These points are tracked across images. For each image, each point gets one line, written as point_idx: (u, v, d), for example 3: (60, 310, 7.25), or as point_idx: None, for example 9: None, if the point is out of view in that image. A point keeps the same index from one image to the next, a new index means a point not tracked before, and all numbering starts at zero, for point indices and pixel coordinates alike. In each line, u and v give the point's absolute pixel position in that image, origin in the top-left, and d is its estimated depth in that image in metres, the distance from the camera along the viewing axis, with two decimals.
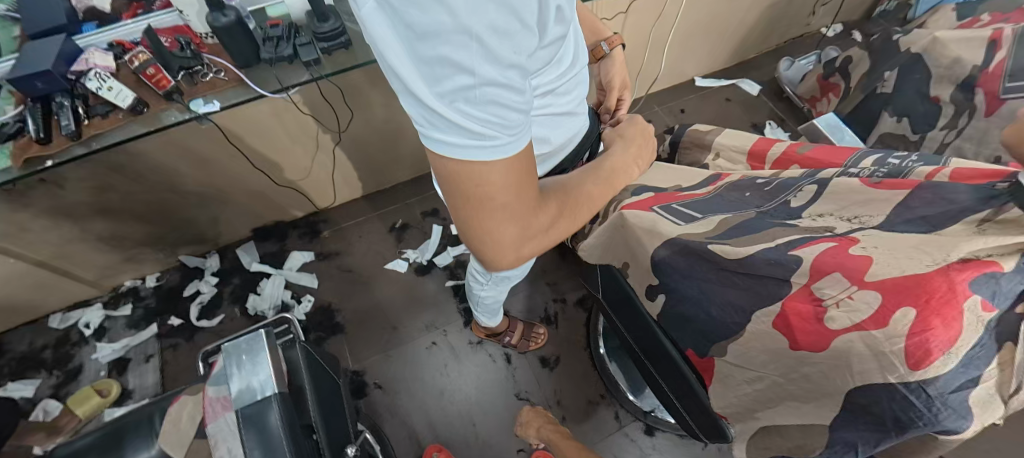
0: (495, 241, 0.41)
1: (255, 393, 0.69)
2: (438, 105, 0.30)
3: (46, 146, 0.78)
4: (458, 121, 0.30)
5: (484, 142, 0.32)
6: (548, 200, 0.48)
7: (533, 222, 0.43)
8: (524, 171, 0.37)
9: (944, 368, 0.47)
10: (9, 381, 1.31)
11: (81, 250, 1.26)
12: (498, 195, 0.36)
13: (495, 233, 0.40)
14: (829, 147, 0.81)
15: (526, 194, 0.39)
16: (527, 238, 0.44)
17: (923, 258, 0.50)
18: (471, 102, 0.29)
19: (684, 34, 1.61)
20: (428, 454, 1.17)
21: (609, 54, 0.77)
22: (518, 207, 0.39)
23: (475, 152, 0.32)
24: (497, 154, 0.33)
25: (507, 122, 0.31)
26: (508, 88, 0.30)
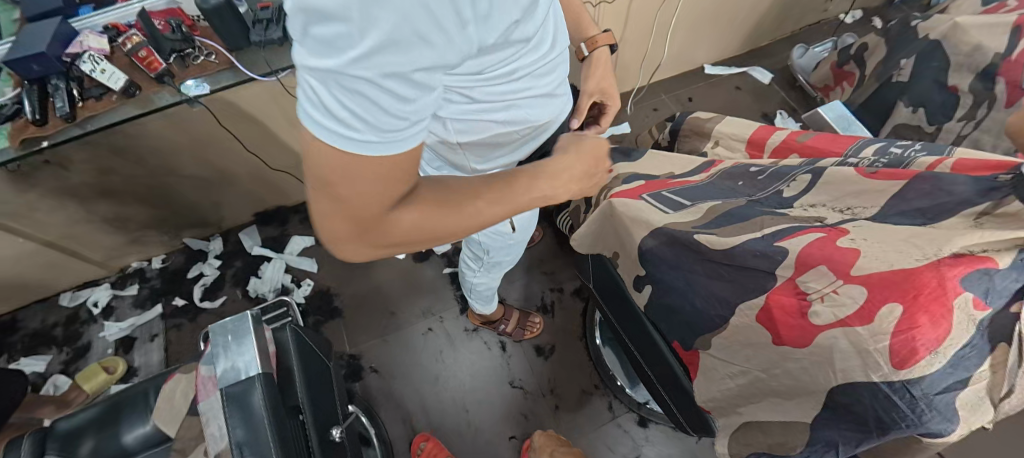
0: (334, 232, 0.36)
1: (239, 373, 0.70)
2: (310, 79, 0.25)
3: (42, 128, 0.77)
4: (324, 103, 0.25)
5: (345, 133, 0.26)
6: (436, 209, 0.41)
7: (389, 229, 0.37)
8: (385, 178, 0.31)
9: (931, 368, 0.45)
10: (21, 356, 1.35)
11: (88, 231, 1.27)
12: (340, 189, 0.31)
13: (334, 224, 0.34)
14: (830, 135, 0.78)
15: (382, 201, 0.33)
16: (379, 242, 0.38)
17: (912, 252, 0.47)
18: (340, 88, 0.25)
19: (694, 20, 1.56)
20: (417, 443, 1.18)
21: (589, 57, 0.76)
22: (367, 211, 0.33)
23: (331, 137, 0.27)
24: (355, 150, 0.27)
25: (381, 126, 0.26)
26: (392, 93, 0.26)
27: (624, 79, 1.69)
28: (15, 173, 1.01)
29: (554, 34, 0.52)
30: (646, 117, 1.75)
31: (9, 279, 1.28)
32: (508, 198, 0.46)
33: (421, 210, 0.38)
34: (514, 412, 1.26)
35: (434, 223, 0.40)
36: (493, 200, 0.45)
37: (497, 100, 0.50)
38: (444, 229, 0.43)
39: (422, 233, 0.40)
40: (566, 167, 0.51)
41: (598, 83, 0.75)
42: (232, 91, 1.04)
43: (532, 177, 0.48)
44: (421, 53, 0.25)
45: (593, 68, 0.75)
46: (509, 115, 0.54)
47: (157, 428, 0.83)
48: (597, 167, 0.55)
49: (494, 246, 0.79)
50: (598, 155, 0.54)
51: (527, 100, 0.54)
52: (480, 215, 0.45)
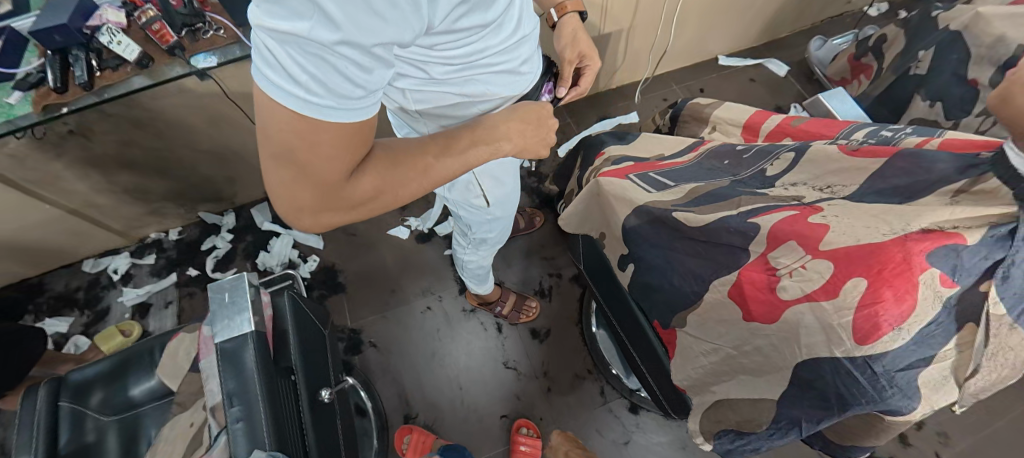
0: (290, 201, 0.38)
1: (233, 330, 0.72)
2: (268, 41, 0.28)
3: (63, 95, 0.81)
4: (282, 66, 0.28)
5: (301, 95, 0.29)
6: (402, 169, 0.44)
7: (346, 197, 0.39)
8: (341, 142, 0.33)
9: (893, 344, 0.45)
10: (46, 316, 1.43)
11: (110, 201, 1.34)
12: (299, 155, 0.33)
13: (299, 195, 0.37)
14: (823, 119, 0.77)
15: (339, 168, 0.36)
16: (332, 210, 0.40)
17: (880, 228, 0.48)
18: (300, 51, 0.27)
19: (709, 9, 1.53)
20: (401, 436, 1.21)
21: (559, 22, 0.79)
22: (324, 177, 0.35)
23: (288, 98, 0.29)
24: (313, 113, 0.30)
25: (336, 90, 0.29)
26: (349, 60, 0.29)
27: (633, 68, 1.68)
28: (42, 141, 1.07)
29: (520, 16, 0.53)
30: (655, 107, 1.74)
31: (38, 244, 1.36)
32: (452, 164, 0.49)
33: (373, 177, 0.41)
34: (506, 391, 1.28)
35: (389, 189, 0.43)
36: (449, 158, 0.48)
37: (453, 74, 0.51)
38: (394, 197, 0.45)
39: (374, 200, 0.43)
40: (506, 134, 0.53)
41: (574, 50, 0.77)
42: (243, 68, 1.08)
43: (474, 142, 0.51)
44: (375, 26, 0.29)
45: (564, 33, 0.78)
46: (468, 88, 0.55)
47: (161, 383, 0.87)
48: (539, 131, 0.56)
49: (473, 221, 0.82)
50: (539, 119, 0.56)
51: (487, 75, 0.55)
52: (427, 182, 0.47)
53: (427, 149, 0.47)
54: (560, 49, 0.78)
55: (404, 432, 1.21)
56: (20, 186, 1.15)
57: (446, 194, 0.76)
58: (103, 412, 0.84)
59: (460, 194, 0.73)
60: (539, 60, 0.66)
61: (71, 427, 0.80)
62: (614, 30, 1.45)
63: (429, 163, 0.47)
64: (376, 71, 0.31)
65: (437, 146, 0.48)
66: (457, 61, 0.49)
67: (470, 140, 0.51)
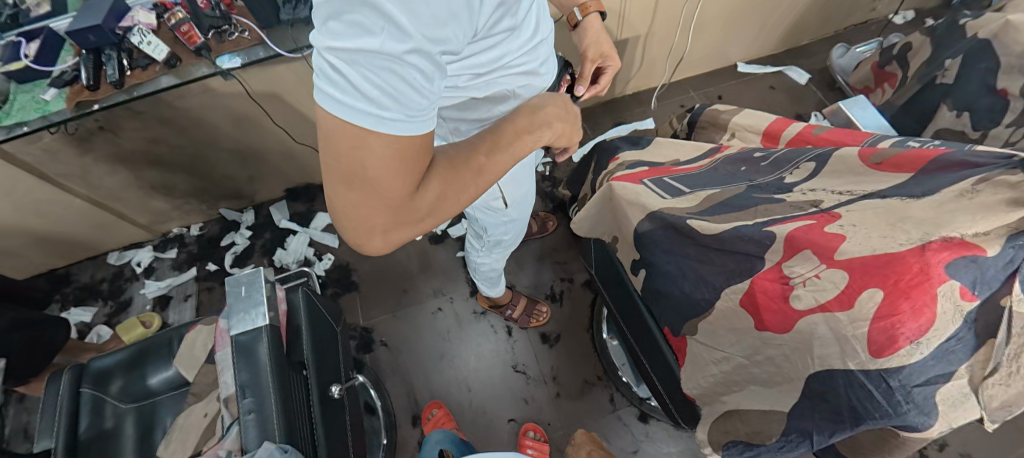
0: (361, 220, 0.35)
1: (248, 324, 0.74)
2: (337, 62, 0.27)
3: (95, 92, 0.83)
4: (352, 85, 0.27)
5: (373, 112, 0.28)
6: (462, 170, 0.42)
7: (414, 209, 0.37)
8: (407, 157, 0.32)
9: (910, 359, 0.43)
10: (71, 306, 1.48)
11: (135, 196, 1.38)
12: (372, 169, 0.31)
13: (367, 215, 0.34)
14: (846, 129, 0.76)
15: (407, 179, 0.33)
16: (402, 224, 0.38)
17: (896, 237, 0.46)
18: (370, 66, 0.27)
19: (728, 16, 1.52)
20: (429, 410, 1.24)
21: (583, 21, 0.78)
22: (394, 191, 0.33)
23: (359, 116, 0.28)
24: (382, 128, 0.29)
25: (405, 102, 0.29)
26: (414, 69, 0.29)
27: (650, 74, 1.67)
28: (74, 136, 1.11)
29: (538, 20, 0.54)
30: (672, 113, 1.72)
31: (66, 236, 1.41)
32: (505, 159, 0.47)
33: (435, 184, 0.39)
34: (514, 395, 1.28)
35: (452, 195, 0.41)
36: (495, 155, 0.45)
37: (477, 78, 0.51)
38: (455, 204, 0.42)
39: (438, 208, 0.40)
40: (546, 120, 0.51)
41: (597, 50, 0.77)
42: (264, 69, 1.10)
43: (520, 133, 0.48)
44: (432, 32, 0.29)
45: (588, 34, 0.78)
46: (488, 90, 0.55)
47: (178, 373, 0.88)
48: (571, 122, 0.56)
49: (490, 223, 0.82)
50: (566, 107, 0.55)
51: (508, 77, 0.55)
52: (486, 179, 0.45)
53: (478, 147, 0.45)
54: (582, 48, 0.78)
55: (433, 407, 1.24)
56: (51, 179, 1.20)
57: None
58: (122, 400, 0.86)
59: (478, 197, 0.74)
60: (555, 58, 0.66)
61: (91, 413, 0.82)
62: (631, 36, 1.44)
63: (485, 166, 0.45)
64: (435, 79, 0.31)
65: (490, 148, 0.45)
66: (484, 65, 0.49)
67: (516, 133, 0.48)
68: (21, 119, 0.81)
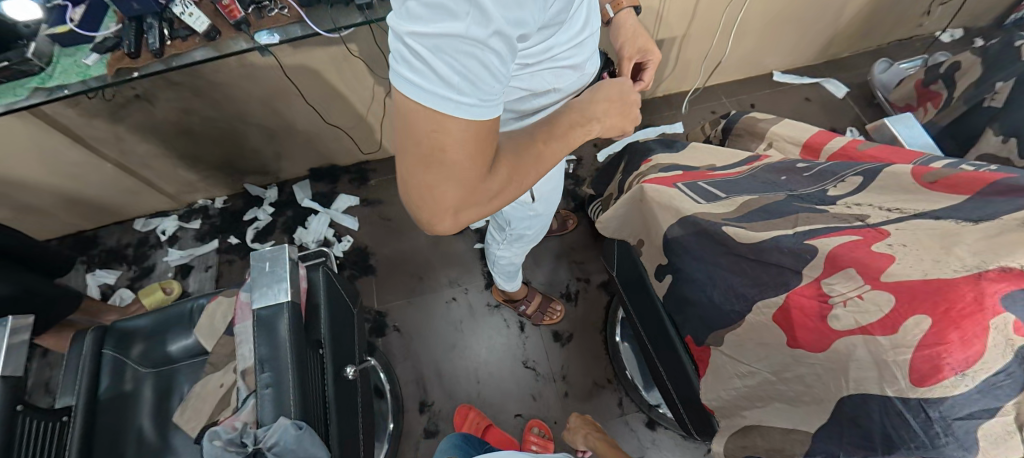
0: (434, 202, 0.34)
1: (270, 299, 0.75)
2: (417, 47, 0.27)
3: (135, 60, 0.84)
4: (434, 70, 0.27)
5: (454, 98, 0.28)
6: (524, 159, 0.41)
7: (485, 191, 0.37)
8: (483, 140, 0.32)
9: (955, 390, 0.42)
10: (96, 268, 1.51)
11: (164, 165, 1.40)
12: (450, 149, 0.30)
13: (439, 199, 0.34)
14: (894, 147, 0.74)
15: (480, 160, 0.33)
16: (473, 205, 0.37)
17: (950, 262, 0.45)
18: (452, 51, 0.27)
19: (769, 23, 1.48)
20: (460, 414, 1.22)
21: (615, 18, 0.78)
22: (469, 173, 0.33)
23: (438, 102, 0.28)
24: (461, 113, 0.29)
25: (482, 88, 0.29)
26: (496, 55, 0.28)
27: (682, 77, 1.64)
28: (111, 102, 1.13)
29: (589, 14, 0.52)
30: (702, 119, 1.69)
31: (97, 199, 1.44)
32: (560, 147, 0.47)
33: (501, 168, 0.38)
34: (522, 390, 1.28)
35: (516, 180, 0.41)
36: (550, 143, 0.45)
37: (527, 70, 0.51)
38: (517, 190, 0.42)
39: (503, 191, 0.40)
40: (597, 113, 0.51)
41: (633, 46, 0.75)
42: (299, 47, 1.10)
43: (573, 124, 0.48)
44: (515, 18, 0.28)
45: (622, 28, 0.77)
46: (533, 83, 0.54)
47: (198, 341, 0.89)
48: (623, 115, 0.55)
49: (515, 217, 0.80)
50: (621, 97, 0.54)
51: (555, 70, 0.54)
52: (546, 166, 0.45)
53: (537, 135, 0.45)
54: (617, 46, 0.76)
55: (467, 412, 1.22)
56: (86, 142, 1.23)
57: None
58: (142, 364, 0.87)
59: None
60: (598, 56, 0.64)
61: (112, 374, 0.85)
62: (667, 37, 1.41)
63: (544, 156, 0.44)
64: (509, 65, 0.31)
65: (546, 134, 0.45)
66: (537, 54, 0.48)
67: (569, 125, 0.48)
68: (62, 82, 0.82)
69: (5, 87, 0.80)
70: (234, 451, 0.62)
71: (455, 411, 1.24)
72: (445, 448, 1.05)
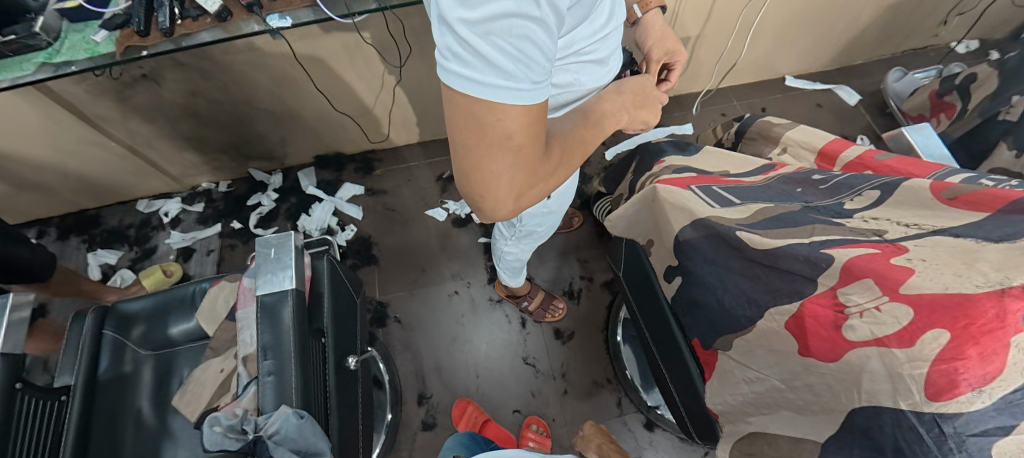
0: (496, 192, 0.34)
1: (275, 286, 0.74)
2: (468, 36, 0.26)
3: (144, 39, 0.82)
4: (486, 59, 0.27)
5: (509, 84, 0.28)
6: (568, 144, 0.41)
7: (539, 175, 0.36)
8: (538, 122, 0.31)
9: (971, 407, 0.41)
10: (97, 247, 1.50)
11: (169, 146, 1.39)
12: (511, 136, 0.30)
13: (497, 185, 0.34)
14: (912, 156, 0.73)
15: (536, 143, 0.33)
16: (529, 190, 0.37)
17: (972, 278, 0.44)
18: (503, 35, 0.26)
19: (785, 26, 1.46)
20: (459, 408, 1.22)
21: (643, 18, 0.75)
22: (526, 156, 0.32)
23: (494, 91, 0.28)
24: (518, 100, 0.29)
25: (533, 69, 0.28)
26: (543, 30, 0.28)
27: (695, 78, 1.63)
28: (117, 81, 1.12)
29: (613, 9, 0.51)
30: (712, 121, 1.68)
31: (100, 178, 1.43)
32: (597, 135, 0.46)
33: (554, 150, 0.38)
34: (522, 386, 1.27)
35: (568, 161, 0.41)
36: (590, 131, 0.45)
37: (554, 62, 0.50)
38: (569, 174, 0.42)
39: (558, 173, 0.40)
40: (623, 107, 0.50)
41: (661, 49, 0.74)
42: (311, 31, 1.09)
43: (606, 114, 0.48)
44: None
45: (651, 30, 0.75)
46: (558, 78, 0.53)
47: (199, 326, 0.89)
48: (645, 106, 0.54)
49: (527, 213, 0.79)
50: (643, 93, 0.53)
51: (578, 64, 0.53)
52: (587, 151, 0.44)
53: (578, 125, 0.44)
54: (646, 48, 0.75)
55: (465, 406, 1.22)
56: (91, 120, 1.22)
57: None
58: (142, 346, 0.87)
59: None
60: (620, 52, 0.64)
61: (112, 355, 0.84)
62: (682, 37, 1.40)
63: (586, 135, 0.44)
64: (554, 43, 0.30)
65: (585, 120, 0.45)
66: (563, 46, 0.47)
67: (605, 115, 0.47)
68: (70, 57, 0.81)
69: (12, 61, 0.79)
70: (234, 438, 0.62)
71: (454, 404, 1.24)
72: (451, 445, 1.06)
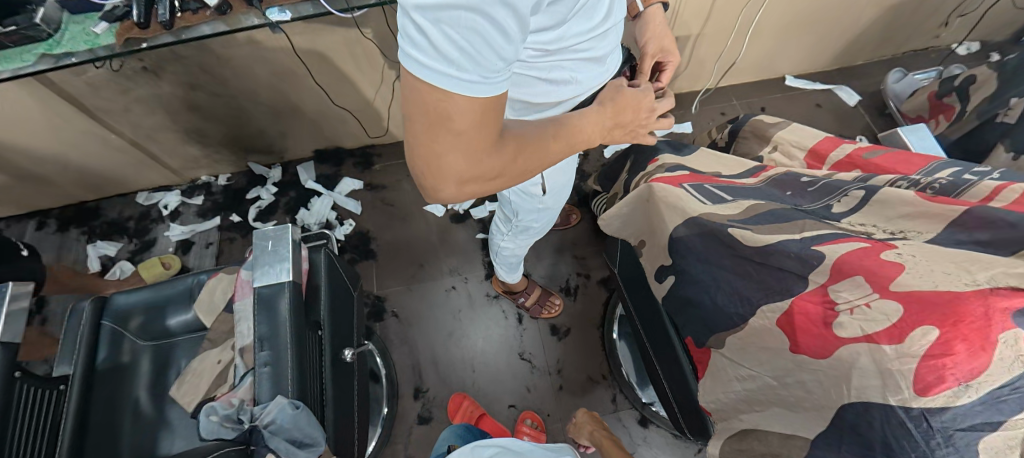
0: (444, 171, 0.35)
1: (272, 277, 0.74)
2: (419, 19, 0.27)
3: (144, 31, 0.82)
4: (434, 46, 0.27)
5: (453, 74, 0.28)
6: (529, 144, 0.42)
7: (489, 166, 0.37)
8: (489, 114, 0.32)
9: (957, 401, 0.41)
10: (97, 239, 1.51)
11: (169, 139, 1.39)
12: (458, 122, 0.31)
13: (442, 166, 0.35)
14: (899, 154, 0.75)
15: (487, 132, 0.33)
16: (477, 178, 0.38)
17: (960, 276, 0.46)
18: (451, 24, 0.26)
19: (785, 26, 1.46)
20: (455, 402, 1.23)
21: (644, 13, 0.77)
22: (474, 144, 0.33)
23: (438, 77, 0.28)
24: (462, 89, 0.29)
25: (482, 63, 0.28)
26: (499, 28, 0.27)
27: (695, 77, 1.63)
28: (118, 73, 1.12)
29: (612, 6, 0.52)
30: (712, 120, 1.68)
31: (100, 170, 1.44)
32: (565, 143, 0.47)
33: (511, 143, 0.39)
34: (517, 381, 1.28)
35: (525, 153, 0.41)
36: (556, 137, 0.46)
37: (546, 57, 0.50)
38: (523, 171, 0.43)
39: (510, 169, 0.41)
40: (603, 119, 0.51)
41: (657, 45, 0.74)
42: (311, 25, 1.09)
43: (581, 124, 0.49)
44: None
45: (650, 24, 0.75)
46: (553, 73, 0.54)
47: (197, 317, 0.89)
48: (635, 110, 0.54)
49: (522, 209, 0.80)
50: (636, 102, 0.54)
51: (574, 62, 0.54)
52: (549, 154, 0.46)
53: (549, 131, 0.46)
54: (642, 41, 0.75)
55: (461, 400, 1.23)
56: (92, 112, 1.22)
57: None
58: (141, 336, 0.87)
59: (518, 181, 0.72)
60: (619, 50, 0.64)
61: (110, 345, 0.85)
62: (682, 35, 1.40)
63: (547, 134, 0.45)
64: (517, 41, 0.30)
65: (557, 131, 0.46)
66: (559, 38, 0.47)
67: (580, 122, 0.49)
68: (70, 49, 0.81)
69: (13, 52, 0.79)
70: (230, 427, 0.62)
71: (450, 399, 1.25)
72: (449, 436, 1.07)
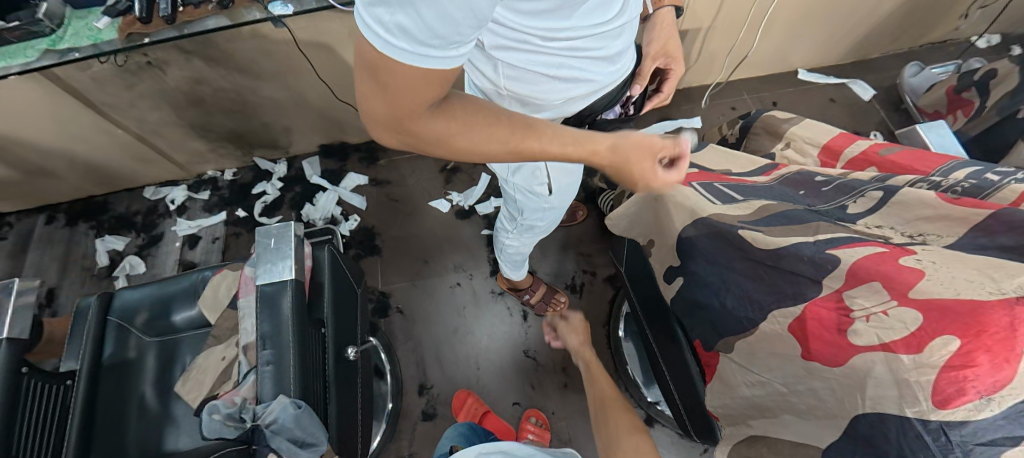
0: (373, 113, 0.35)
1: (275, 276, 0.74)
2: None
3: (147, 25, 0.81)
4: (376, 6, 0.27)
5: (383, 36, 0.27)
6: (478, 127, 0.40)
7: (419, 128, 0.36)
8: (420, 83, 0.31)
9: (977, 415, 0.39)
10: (106, 233, 1.52)
11: (175, 133, 1.39)
12: (384, 75, 0.30)
13: (369, 105, 0.35)
14: (917, 152, 0.73)
15: (423, 95, 0.32)
16: (409, 136, 0.38)
17: (984, 285, 0.44)
18: None
19: (799, 19, 1.43)
20: (461, 397, 1.23)
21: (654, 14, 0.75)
22: (400, 100, 0.33)
23: (372, 33, 0.28)
24: (392, 54, 0.28)
25: (411, 32, 0.27)
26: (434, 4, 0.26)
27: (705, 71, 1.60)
28: (123, 68, 1.11)
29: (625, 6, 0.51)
30: (722, 114, 1.65)
31: (107, 165, 1.44)
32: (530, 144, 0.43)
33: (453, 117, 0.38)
34: (522, 379, 1.27)
35: (467, 135, 0.39)
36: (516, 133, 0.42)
37: (555, 47, 0.48)
38: (464, 150, 0.41)
39: (447, 142, 0.39)
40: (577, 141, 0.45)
41: (661, 47, 0.73)
42: (314, 16, 1.07)
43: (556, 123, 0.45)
44: None
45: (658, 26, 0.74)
46: (562, 70, 0.52)
47: (202, 313, 0.89)
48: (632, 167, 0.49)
49: (528, 207, 0.79)
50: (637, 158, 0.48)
51: (582, 60, 0.52)
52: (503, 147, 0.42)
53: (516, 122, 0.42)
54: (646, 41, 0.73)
55: (465, 397, 1.23)
56: (98, 107, 1.22)
57: (507, 177, 0.72)
58: (146, 333, 0.87)
59: (523, 180, 0.71)
60: (631, 53, 0.63)
61: (116, 341, 0.85)
62: (693, 27, 1.36)
63: (507, 127, 0.42)
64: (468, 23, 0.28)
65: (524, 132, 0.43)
66: (569, 24, 0.46)
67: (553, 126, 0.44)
68: (73, 44, 0.80)
69: (16, 47, 0.80)
70: (232, 426, 0.62)
71: (455, 395, 1.25)
72: (451, 435, 1.06)
